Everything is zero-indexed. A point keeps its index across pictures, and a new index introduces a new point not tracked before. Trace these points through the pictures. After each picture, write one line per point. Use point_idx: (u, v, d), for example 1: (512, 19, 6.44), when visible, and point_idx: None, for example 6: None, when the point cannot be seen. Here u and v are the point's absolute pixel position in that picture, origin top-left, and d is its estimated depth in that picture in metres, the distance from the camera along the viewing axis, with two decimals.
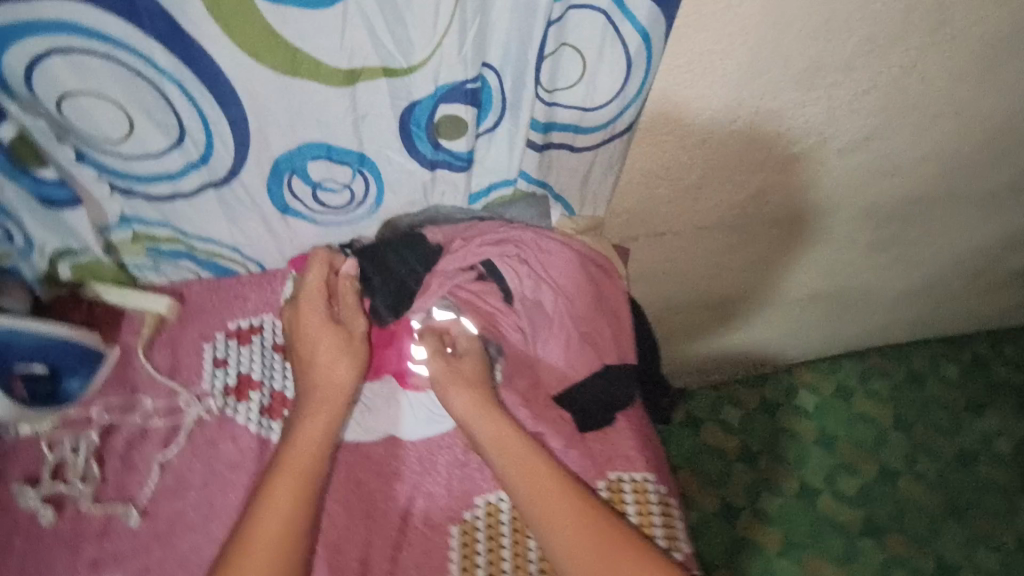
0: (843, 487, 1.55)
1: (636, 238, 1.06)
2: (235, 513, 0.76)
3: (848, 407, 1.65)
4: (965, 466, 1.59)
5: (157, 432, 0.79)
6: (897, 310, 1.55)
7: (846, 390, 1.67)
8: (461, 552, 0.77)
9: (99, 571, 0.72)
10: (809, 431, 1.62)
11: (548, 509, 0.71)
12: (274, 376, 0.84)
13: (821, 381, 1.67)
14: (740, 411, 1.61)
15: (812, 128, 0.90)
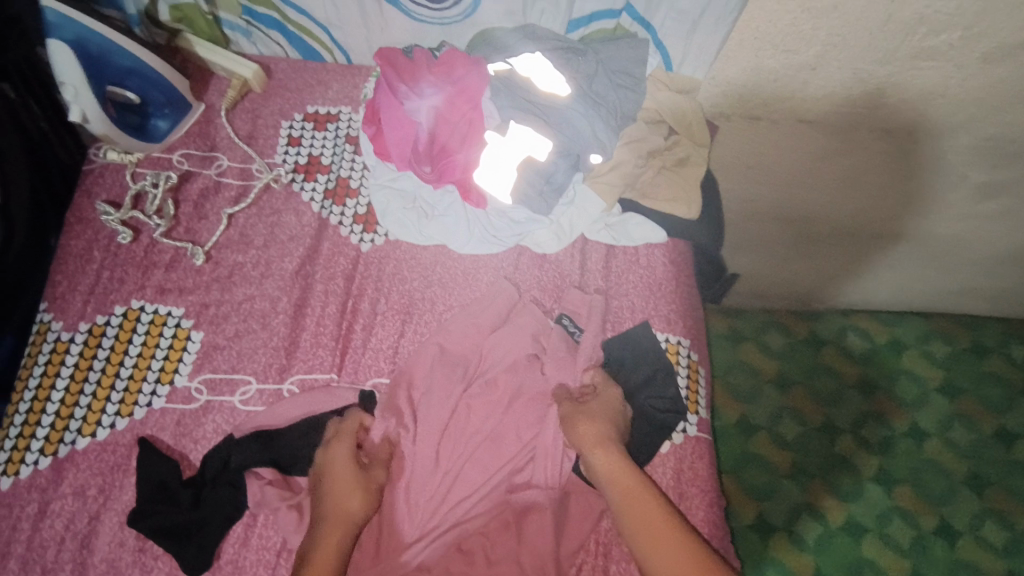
0: (867, 433, 1.43)
1: (729, 118, 1.00)
2: (287, 278, 0.80)
3: (899, 358, 1.52)
4: (1011, 447, 1.43)
5: (229, 189, 0.84)
6: (996, 272, 1.39)
7: (902, 341, 1.54)
8: None
9: (163, 297, 0.78)
10: (852, 373, 1.50)
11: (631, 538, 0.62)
12: (344, 166, 0.86)
13: (877, 328, 1.55)
14: (783, 336, 1.53)
15: (958, 17, 0.78)
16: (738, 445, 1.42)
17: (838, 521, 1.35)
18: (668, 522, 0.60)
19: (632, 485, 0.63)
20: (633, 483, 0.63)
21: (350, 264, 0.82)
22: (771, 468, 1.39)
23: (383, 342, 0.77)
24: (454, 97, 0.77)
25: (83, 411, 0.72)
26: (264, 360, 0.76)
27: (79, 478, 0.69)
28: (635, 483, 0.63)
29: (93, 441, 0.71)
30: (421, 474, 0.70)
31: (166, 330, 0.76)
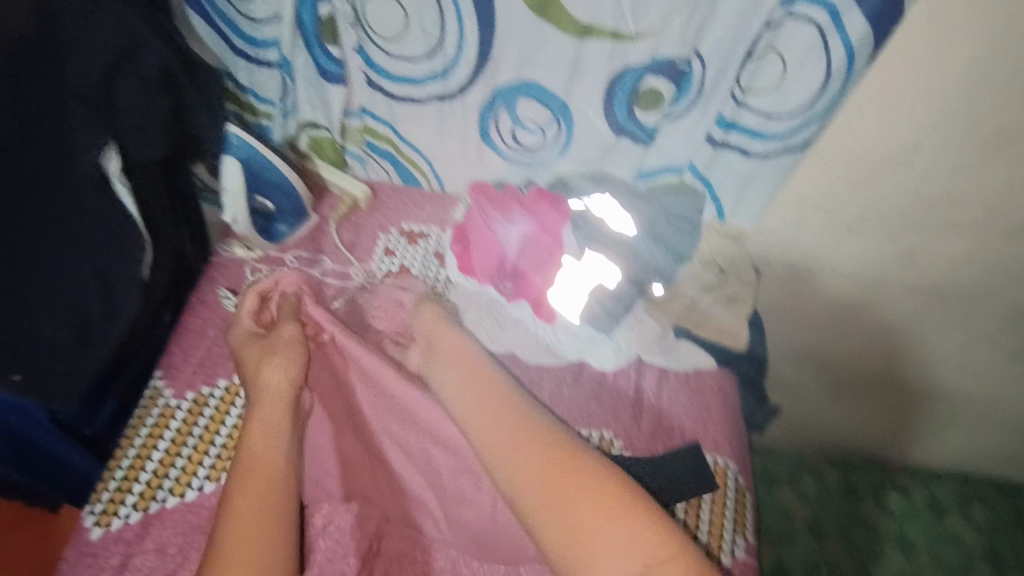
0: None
1: (772, 265, 1.11)
2: None
3: (941, 520, 1.49)
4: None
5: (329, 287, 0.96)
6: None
7: (942, 502, 1.52)
8: None
9: None
10: (891, 529, 1.48)
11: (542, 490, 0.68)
12: (430, 277, 0.98)
13: (914, 484, 1.54)
14: (820, 484, 1.53)
15: (979, 197, 0.90)
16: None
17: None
18: (566, 451, 0.70)
19: (488, 414, 0.75)
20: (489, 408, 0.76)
21: None
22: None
23: None
24: (540, 230, 0.89)
25: (177, 471, 0.78)
26: (341, 442, 0.82)
27: (161, 537, 0.74)
28: (488, 401, 0.77)
29: (181, 501, 0.77)
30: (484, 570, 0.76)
31: None
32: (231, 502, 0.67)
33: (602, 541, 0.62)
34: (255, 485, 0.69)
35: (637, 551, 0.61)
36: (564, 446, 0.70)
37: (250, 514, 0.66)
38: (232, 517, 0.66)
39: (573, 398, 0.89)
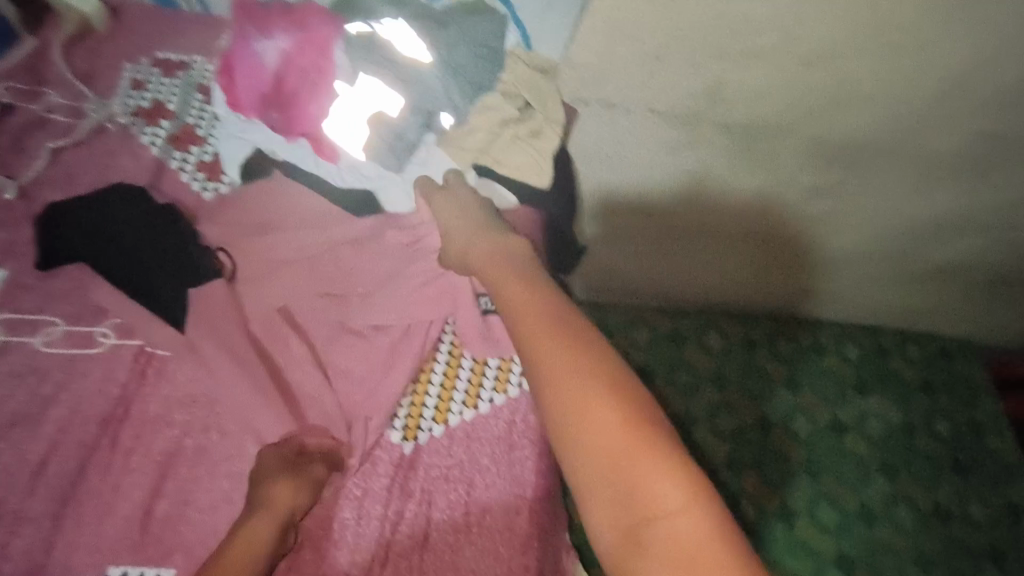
0: (718, 425, 1.46)
1: (589, 104, 1.06)
2: None
3: (751, 355, 1.53)
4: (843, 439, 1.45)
5: None
6: (858, 282, 1.43)
7: (760, 341, 1.55)
8: (327, 316, 0.82)
9: None
10: (709, 365, 1.52)
11: (556, 375, 0.58)
12: (210, 128, 0.90)
13: (733, 325, 1.56)
14: (648, 332, 1.56)
15: (778, 14, 0.86)
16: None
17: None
18: (580, 342, 0.60)
19: (534, 296, 0.65)
20: (539, 298, 0.65)
21: None
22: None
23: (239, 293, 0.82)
24: (303, 43, 0.77)
25: None
26: None
27: None
28: (532, 301, 0.65)
29: None
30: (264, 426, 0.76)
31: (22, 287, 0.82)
32: (252, 515, 0.69)
33: (612, 451, 0.53)
34: (273, 518, 0.69)
35: (665, 502, 0.50)
36: (628, 384, 0.57)
37: (270, 533, 0.68)
38: (249, 522, 0.69)
39: (362, 245, 0.84)
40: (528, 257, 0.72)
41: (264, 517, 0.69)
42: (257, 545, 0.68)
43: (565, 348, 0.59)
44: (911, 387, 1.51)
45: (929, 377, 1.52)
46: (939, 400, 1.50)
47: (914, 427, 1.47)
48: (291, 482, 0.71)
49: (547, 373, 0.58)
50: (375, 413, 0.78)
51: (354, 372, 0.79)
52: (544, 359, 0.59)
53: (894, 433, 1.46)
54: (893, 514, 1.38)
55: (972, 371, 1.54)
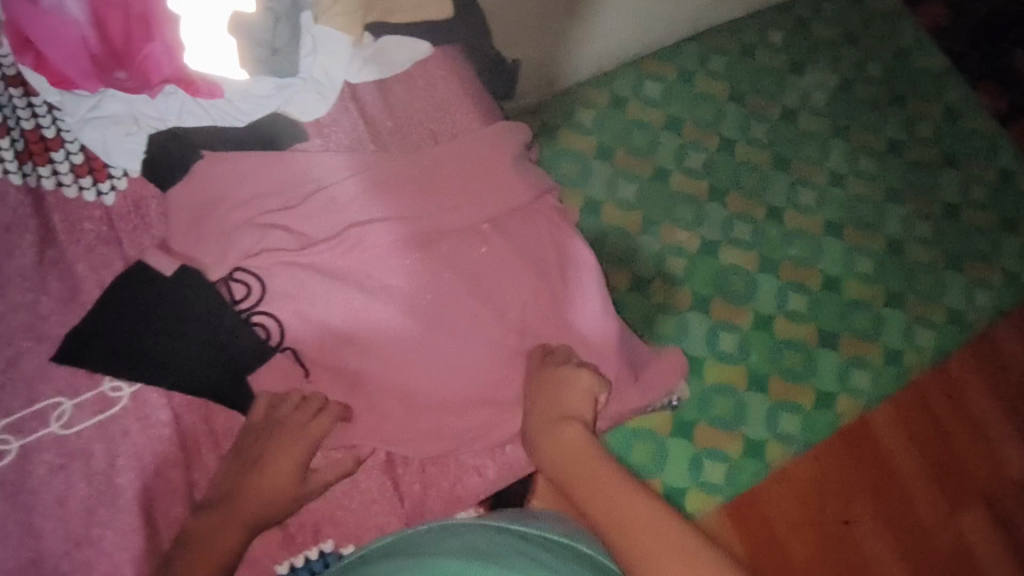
0: (689, 165, 1.40)
1: None
2: (37, 270, 0.64)
3: (691, 86, 1.44)
4: (803, 122, 1.45)
5: None
6: None
7: (695, 67, 1.45)
8: (312, 263, 0.69)
9: None
10: (659, 114, 1.42)
11: (654, 547, 0.53)
12: (21, 116, 0.67)
13: (663, 63, 1.44)
14: (591, 108, 1.40)
15: None
16: (614, 199, 1.37)
17: (693, 246, 1.34)
18: None
19: (588, 468, 0.62)
20: (585, 475, 0.62)
21: (106, 225, 0.67)
22: (641, 212, 1.36)
23: (205, 291, 0.66)
24: None
25: None
26: (72, 369, 0.63)
27: None
28: (596, 472, 0.62)
29: None
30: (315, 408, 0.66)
31: None
32: (262, 488, 0.63)
33: None
34: (275, 484, 0.63)
35: None
36: None
37: (285, 505, 0.64)
38: (267, 487, 0.63)
39: (308, 170, 0.71)
40: (553, 415, 0.67)
41: (267, 484, 0.63)
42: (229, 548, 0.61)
43: (623, 503, 0.58)
44: (837, 44, 1.49)
45: (847, 28, 1.51)
46: (868, 48, 1.50)
47: (850, 81, 1.47)
48: (289, 458, 0.64)
49: (652, 552, 0.53)
50: (415, 329, 0.70)
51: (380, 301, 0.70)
52: (597, 495, 0.60)
53: (840, 94, 1.47)
54: (862, 166, 1.42)
55: (884, 5, 1.53)
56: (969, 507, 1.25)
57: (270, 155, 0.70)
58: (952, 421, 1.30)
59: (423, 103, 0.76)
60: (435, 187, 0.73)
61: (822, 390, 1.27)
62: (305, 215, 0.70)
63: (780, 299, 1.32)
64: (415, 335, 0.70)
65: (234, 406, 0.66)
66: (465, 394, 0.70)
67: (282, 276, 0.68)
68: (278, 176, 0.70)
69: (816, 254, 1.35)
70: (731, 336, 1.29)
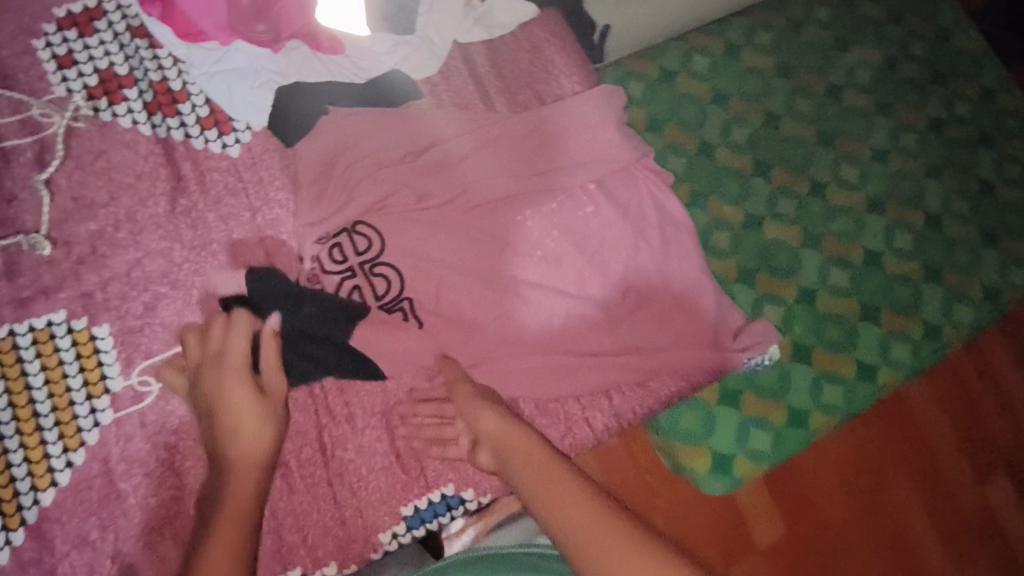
0: (798, 113, 0.94)
1: None
2: (171, 219, 0.66)
3: (798, 38, 0.96)
4: (975, 76, 0.98)
5: (21, 151, 0.63)
6: None
7: (804, 18, 0.97)
8: (433, 216, 0.68)
9: None
10: (769, 62, 0.95)
11: (571, 510, 0.51)
12: (148, 67, 0.67)
13: (768, 9, 0.97)
14: (706, 55, 0.93)
15: None
16: (710, 166, 0.90)
17: (796, 238, 0.89)
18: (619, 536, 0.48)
19: (521, 443, 0.60)
20: (525, 459, 0.58)
21: (233, 177, 0.68)
22: (739, 200, 0.90)
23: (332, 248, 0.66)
24: None
25: (24, 466, 0.59)
26: (206, 316, 0.65)
27: (72, 530, 0.60)
28: (534, 459, 0.58)
29: (59, 489, 0.60)
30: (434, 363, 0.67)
31: (59, 338, 0.61)
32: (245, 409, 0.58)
33: None
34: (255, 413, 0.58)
35: None
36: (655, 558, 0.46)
37: (266, 453, 0.58)
38: (243, 432, 0.57)
39: (428, 125, 0.72)
40: (484, 398, 0.65)
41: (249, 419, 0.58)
42: (254, 452, 0.57)
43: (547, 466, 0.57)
44: None
45: None
46: None
47: None
48: (246, 412, 0.58)
49: (574, 515, 0.50)
50: (525, 278, 0.69)
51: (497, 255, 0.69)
52: (522, 466, 0.58)
53: (939, 44, 0.99)
54: (954, 109, 0.96)
55: None
56: (999, 471, 1.09)
57: (389, 113, 0.71)
58: (985, 395, 1.11)
59: (530, 66, 0.78)
60: (551, 143, 0.73)
61: (892, 363, 0.86)
62: (426, 171, 0.70)
63: (888, 238, 0.91)
64: (527, 288, 0.69)
65: (361, 362, 0.66)
66: (577, 348, 0.72)
67: (405, 233, 0.67)
68: (399, 132, 0.70)
69: (920, 191, 0.93)
70: (779, 311, 0.87)
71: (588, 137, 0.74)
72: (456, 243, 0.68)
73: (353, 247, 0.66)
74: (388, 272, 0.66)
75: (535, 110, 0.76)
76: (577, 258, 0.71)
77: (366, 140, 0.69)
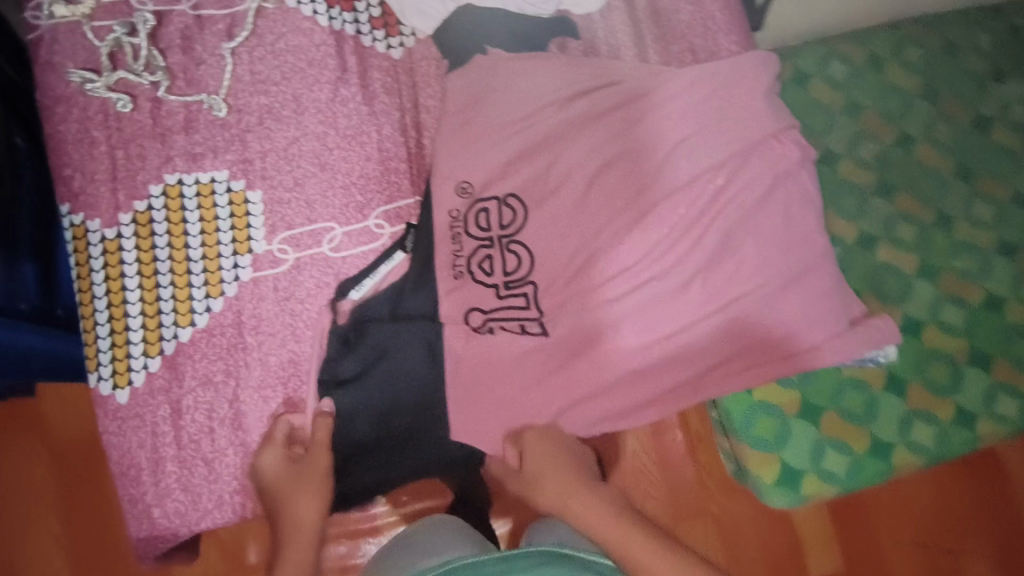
0: (935, 139, 0.85)
1: None
2: (329, 105, 0.70)
3: (950, 63, 0.87)
4: None
5: (214, 20, 0.68)
6: None
7: (960, 41, 0.88)
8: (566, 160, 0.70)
9: (148, 183, 0.65)
10: (912, 83, 0.87)
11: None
12: None
13: (924, 25, 0.88)
14: (845, 63, 0.87)
15: None
16: (830, 177, 0.84)
17: (911, 265, 0.82)
18: None
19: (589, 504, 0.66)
20: (574, 509, 0.66)
21: (391, 77, 0.72)
22: (854, 217, 0.83)
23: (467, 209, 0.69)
24: None
25: (171, 302, 0.64)
26: (344, 201, 0.69)
27: (202, 369, 0.64)
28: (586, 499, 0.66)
29: (195, 329, 0.65)
30: (540, 337, 0.67)
31: (219, 194, 0.66)
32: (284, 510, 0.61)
33: None
34: (296, 484, 0.62)
35: None
36: None
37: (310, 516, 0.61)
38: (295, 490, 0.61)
39: (578, 62, 0.74)
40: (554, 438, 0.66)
41: (287, 492, 0.61)
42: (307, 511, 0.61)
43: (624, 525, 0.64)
44: None
45: None
46: None
47: None
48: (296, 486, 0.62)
49: None
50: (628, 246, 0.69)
51: (619, 216, 0.69)
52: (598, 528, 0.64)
53: None
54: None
55: None
56: None
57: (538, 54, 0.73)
58: None
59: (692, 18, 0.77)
60: (697, 100, 0.73)
61: (996, 415, 0.78)
62: (565, 108, 0.72)
63: (1016, 284, 0.81)
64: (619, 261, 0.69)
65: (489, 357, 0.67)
66: (672, 304, 0.68)
67: (544, 176, 0.70)
68: (552, 71, 0.73)
69: None
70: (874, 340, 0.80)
71: (737, 101, 0.73)
72: (581, 195, 0.70)
73: (498, 218, 0.69)
74: (521, 250, 0.69)
75: (690, 64, 0.75)
76: (692, 213, 0.70)
77: (518, 74, 0.71)
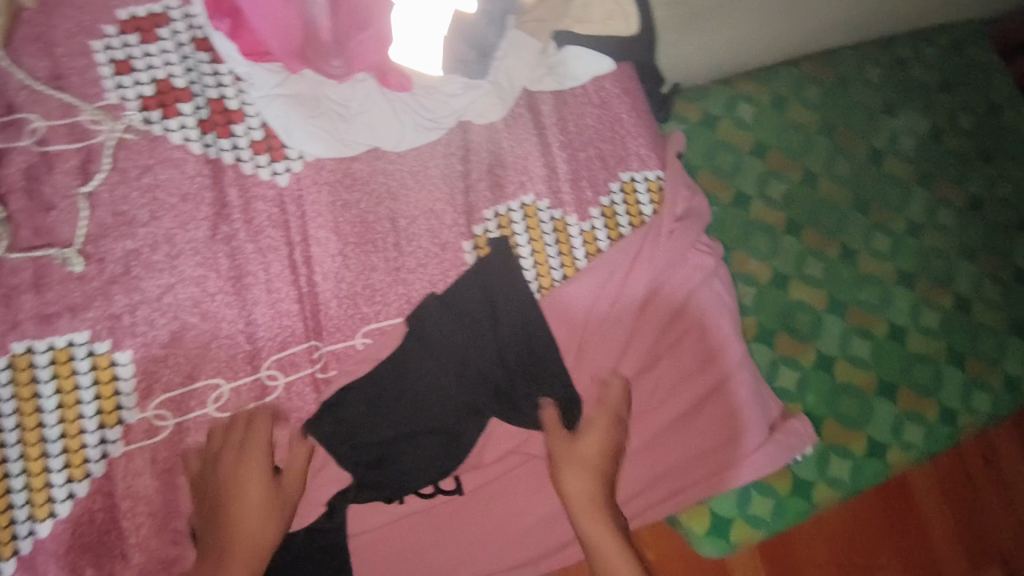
0: (835, 174, 0.82)
1: None
2: (208, 245, 0.62)
3: (845, 98, 0.84)
4: None
5: (66, 159, 0.61)
6: None
7: (854, 75, 0.85)
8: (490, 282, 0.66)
9: None
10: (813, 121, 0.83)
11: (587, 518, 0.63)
12: (207, 83, 0.65)
13: (821, 61, 0.85)
14: (753, 105, 0.83)
15: None
16: (741, 221, 0.80)
17: (820, 302, 0.78)
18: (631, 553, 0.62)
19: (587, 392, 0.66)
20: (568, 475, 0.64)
21: (277, 206, 0.65)
22: (766, 257, 0.79)
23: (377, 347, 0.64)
24: None
25: (23, 493, 0.56)
26: (231, 352, 0.62)
27: (66, 565, 0.56)
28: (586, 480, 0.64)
29: (57, 520, 0.56)
30: (453, 490, 0.65)
31: (78, 359, 0.58)
32: (240, 519, 0.58)
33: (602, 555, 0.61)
34: (263, 512, 0.58)
35: None
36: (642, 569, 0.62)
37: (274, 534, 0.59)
38: (258, 495, 0.58)
39: (486, 171, 0.70)
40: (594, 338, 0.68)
41: (253, 517, 0.58)
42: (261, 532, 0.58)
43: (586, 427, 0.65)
44: None
45: None
46: None
47: None
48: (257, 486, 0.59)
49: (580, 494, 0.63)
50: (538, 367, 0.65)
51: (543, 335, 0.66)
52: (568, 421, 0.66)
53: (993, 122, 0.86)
54: (998, 189, 0.84)
55: None
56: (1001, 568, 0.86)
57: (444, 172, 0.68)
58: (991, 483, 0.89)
59: (600, 124, 0.74)
60: (614, 214, 0.72)
61: (906, 444, 0.75)
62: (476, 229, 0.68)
63: (914, 314, 0.79)
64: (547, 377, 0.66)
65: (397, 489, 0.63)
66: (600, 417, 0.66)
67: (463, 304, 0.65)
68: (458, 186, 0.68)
69: (950, 272, 0.80)
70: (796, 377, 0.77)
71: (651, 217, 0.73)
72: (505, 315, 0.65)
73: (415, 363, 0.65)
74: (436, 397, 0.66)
75: (598, 174, 0.73)
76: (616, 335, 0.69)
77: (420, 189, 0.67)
